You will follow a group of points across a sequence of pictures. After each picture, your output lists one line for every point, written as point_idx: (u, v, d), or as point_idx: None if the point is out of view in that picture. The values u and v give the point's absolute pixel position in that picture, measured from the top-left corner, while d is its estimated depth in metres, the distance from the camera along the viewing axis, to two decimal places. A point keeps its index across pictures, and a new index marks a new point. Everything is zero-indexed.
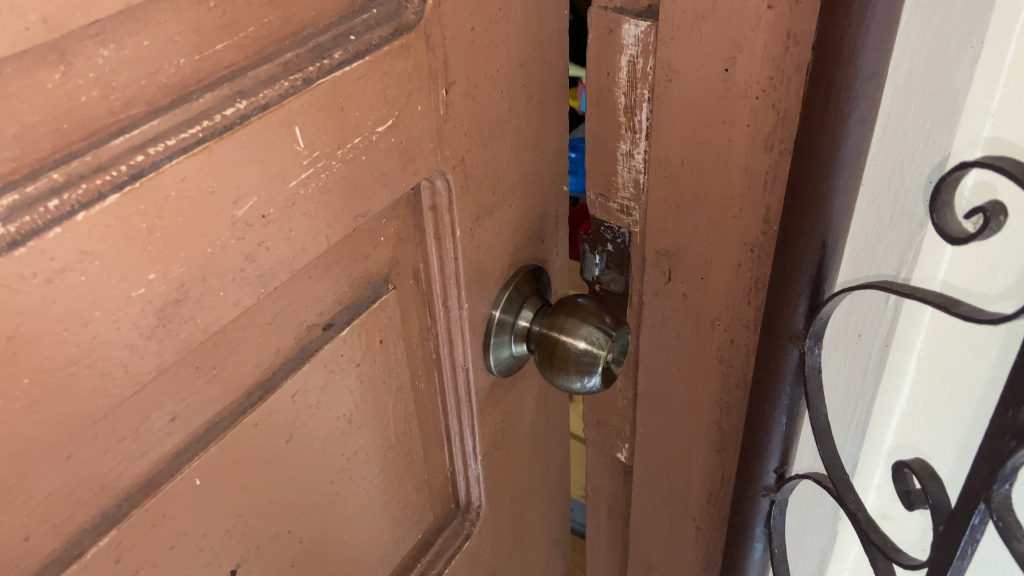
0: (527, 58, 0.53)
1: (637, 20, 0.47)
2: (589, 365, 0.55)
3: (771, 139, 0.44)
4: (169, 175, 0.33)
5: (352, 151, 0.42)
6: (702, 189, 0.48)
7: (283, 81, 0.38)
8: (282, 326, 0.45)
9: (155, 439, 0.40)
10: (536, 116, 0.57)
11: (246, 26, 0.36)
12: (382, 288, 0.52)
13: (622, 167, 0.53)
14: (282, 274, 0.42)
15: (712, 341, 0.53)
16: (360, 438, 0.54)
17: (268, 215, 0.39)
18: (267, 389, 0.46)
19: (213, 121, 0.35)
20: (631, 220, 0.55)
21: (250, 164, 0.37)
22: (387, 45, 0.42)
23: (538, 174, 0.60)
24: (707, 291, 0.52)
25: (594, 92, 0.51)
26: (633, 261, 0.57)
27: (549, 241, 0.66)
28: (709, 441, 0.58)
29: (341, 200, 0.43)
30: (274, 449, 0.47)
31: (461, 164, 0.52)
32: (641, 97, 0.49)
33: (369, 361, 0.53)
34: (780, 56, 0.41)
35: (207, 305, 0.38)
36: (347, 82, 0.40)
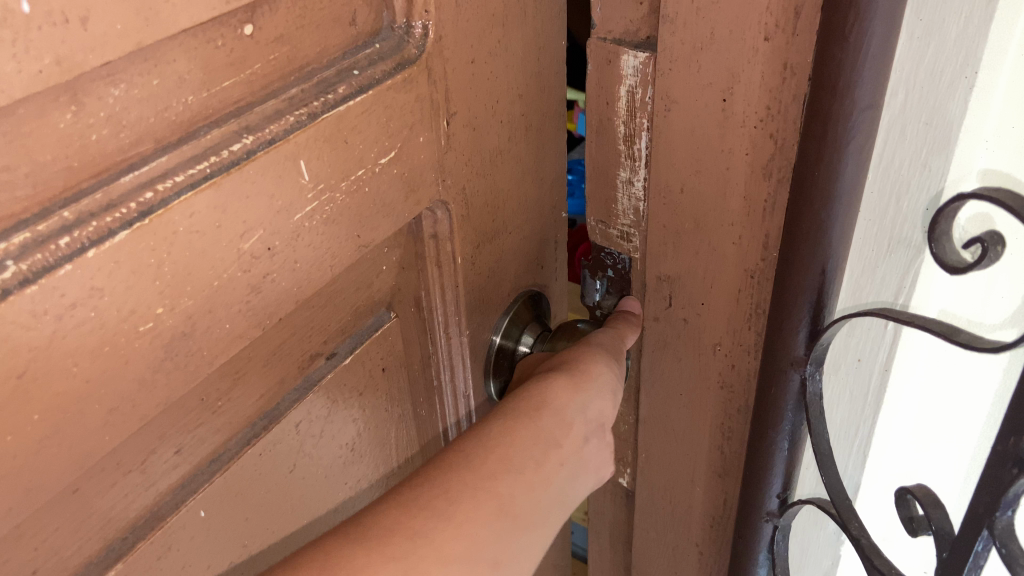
0: (526, 87, 0.54)
1: (636, 51, 0.47)
2: None
3: (769, 166, 0.44)
4: (178, 210, 0.34)
5: (356, 183, 0.43)
6: (702, 216, 0.48)
7: (288, 116, 0.38)
8: (286, 356, 0.45)
9: (161, 472, 0.40)
10: (535, 144, 0.58)
11: (253, 62, 0.36)
12: (385, 317, 0.53)
13: (622, 194, 0.53)
14: (287, 305, 0.42)
15: (713, 366, 0.52)
16: (363, 466, 0.56)
17: (274, 247, 0.40)
18: (271, 419, 0.46)
19: (221, 156, 0.35)
20: (632, 246, 0.54)
21: (257, 198, 0.37)
22: (390, 79, 0.43)
23: (538, 202, 0.61)
24: (707, 317, 0.51)
25: (594, 120, 0.51)
26: (634, 287, 0.55)
27: (549, 267, 0.66)
28: (710, 466, 0.57)
29: (344, 230, 0.44)
30: (277, 478, 0.48)
31: (463, 192, 0.52)
32: (640, 125, 0.49)
33: (371, 390, 0.54)
34: (778, 87, 0.42)
35: (214, 337, 0.38)
36: (352, 116, 0.41)
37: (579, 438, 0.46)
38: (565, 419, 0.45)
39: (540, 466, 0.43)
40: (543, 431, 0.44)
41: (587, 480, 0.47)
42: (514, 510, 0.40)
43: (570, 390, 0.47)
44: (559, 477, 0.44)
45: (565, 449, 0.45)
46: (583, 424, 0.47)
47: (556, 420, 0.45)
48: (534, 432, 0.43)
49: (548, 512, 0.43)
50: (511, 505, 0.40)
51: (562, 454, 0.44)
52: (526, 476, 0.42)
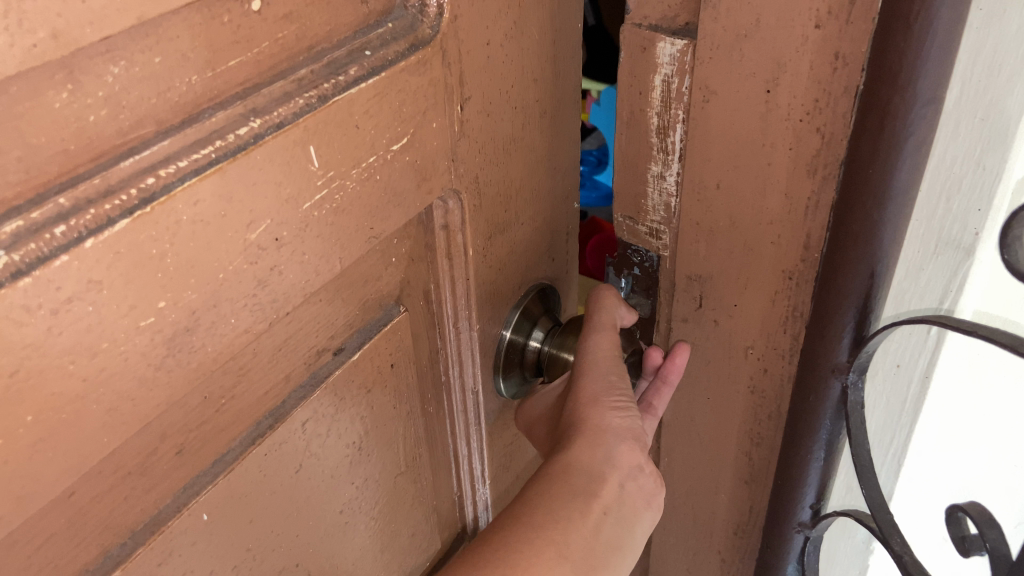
0: (540, 73, 0.51)
1: (674, 38, 0.45)
2: None
3: (814, 163, 0.42)
4: (181, 198, 0.31)
5: (367, 170, 0.40)
6: (739, 214, 0.46)
7: (297, 99, 0.35)
8: (292, 352, 0.43)
9: (162, 474, 0.38)
10: (549, 131, 0.55)
11: (261, 40, 0.33)
12: (394, 310, 0.50)
13: (652, 189, 0.50)
14: (294, 298, 0.40)
15: (743, 370, 0.50)
16: (370, 465, 0.53)
17: (281, 237, 0.37)
18: (276, 418, 0.44)
19: (226, 141, 0.33)
20: (661, 244, 0.51)
21: (264, 186, 0.35)
22: (403, 61, 0.40)
23: (550, 193, 0.58)
24: (740, 319, 0.48)
25: (625, 112, 0.49)
26: (661, 287, 0.53)
27: (560, 260, 0.63)
28: (736, 473, 0.54)
29: (355, 220, 0.41)
30: (283, 479, 0.45)
31: (475, 182, 0.50)
32: (675, 117, 0.47)
33: (380, 387, 0.51)
34: (827, 78, 0.40)
35: (218, 332, 0.36)
36: (363, 99, 0.38)
37: (623, 482, 0.46)
38: (598, 470, 0.46)
39: (586, 518, 0.43)
40: (577, 483, 0.44)
41: (646, 520, 0.47)
42: (573, 555, 0.42)
43: (592, 441, 0.47)
44: (609, 523, 0.44)
45: (606, 498, 0.45)
46: (622, 469, 0.47)
47: (588, 473, 0.45)
48: (566, 490, 0.44)
49: (610, 558, 0.44)
50: (569, 549, 0.42)
51: (605, 502, 0.45)
52: (576, 526, 0.43)
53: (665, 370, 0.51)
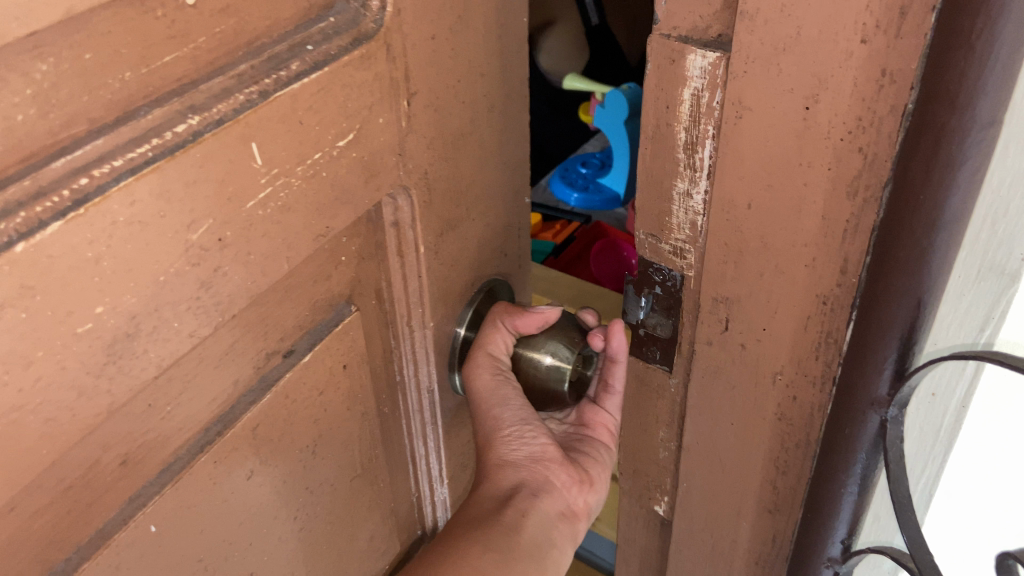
0: (488, 67, 0.50)
1: (705, 50, 0.43)
2: (557, 379, 0.56)
3: (855, 184, 0.40)
4: (117, 198, 0.30)
5: (313, 167, 0.39)
6: (772, 235, 0.44)
7: (237, 94, 0.34)
8: (239, 356, 0.41)
9: (106, 485, 0.36)
10: (500, 127, 0.53)
11: (197, 35, 0.32)
12: (345, 310, 0.48)
13: (677, 207, 0.48)
14: (240, 301, 0.38)
15: (771, 397, 0.48)
16: (325, 468, 0.51)
17: (225, 238, 0.35)
18: (225, 424, 0.42)
19: (164, 138, 0.31)
20: (686, 263, 0.49)
21: (204, 185, 0.33)
22: (346, 56, 0.39)
23: (502, 187, 0.56)
24: (769, 343, 0.46)
25: (651, 126, 0.46)
26: (684, 306, 0.50)
27: (512, 254, 0.61)
28: (760, 502, 0.52)
29: (301, 220, 0.40)
30: (234, 486, 0.43)
31: (425, 177, 0.48)
32: (705, 132, 0.44)
33: (334, 388, 0.49)
34: (871, 95, 0.37)
35: (161, 337, 0.34)
36: (307, 94, 0.37)
37: (535, 497, 0.54)
38: (507, 491, 0.54)
39: (502, 524, 0.51)
40: (486, 498, 0.54)
41: (561, 526, 0.55)
42: (495, 547, 0.50)
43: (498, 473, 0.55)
44: (525, 526, 0.52)
45: (520, 507, 0.53)
46: (532, 486, 0.55)
47: (498, 496, 0.54)
48: (479, 513, 0.52)
49: (532, 557, 0.51)
50: (492, 542, 0.50)
51: (518, 513, 0.53)
52: (493, 530, 0.51)
53: (610, 350, 0.54)
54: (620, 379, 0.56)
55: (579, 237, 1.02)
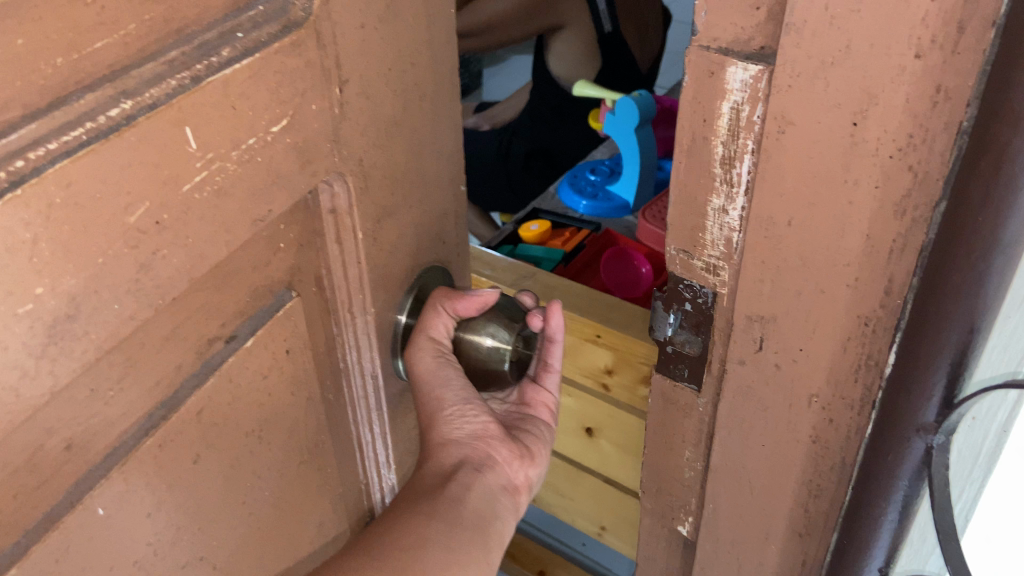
0: (418, 56, 0.47)
1: (747, 63, 0.41)
2: (498, 362, 0.55)
3: (904, 203, 0.39)
4: (53, 180, 0.28)
5: (247, 153, 0.36)
6: (812, 253, 0.42)
7: (169, 80, 0.32)
8: (181, 341, 0.39)
9: (53, 469, 0.34)
10: (433, 115, 0.50)
11: (126, 23, 0.30)
12: (286, 295, 0.46)
13: (712, 223, 0.46)
14: (181, 284, 0.36)
15: (805, 419, 0.47)
16: (272, 452, 0.47)
17: (162, 221, 0.33)
18: (170, 408, 0.39)
19: (97, 123, 0.29)
20: (719, 280, 0.47)
21: (141, 167, 0.31)
22: (277, 43, 0.37)
23: (438, 175, 0.53)
24: (807, 364, 0.45)
25: (685, 139, 0.45)
26: (716, 325, 0.48)
27: (452, 241, 0.58)
28: (791, 525, 0.52)
29: (238, 204, 0.37)
30: (180, 471, 0.40)
31: (361, 165, 0.45)
32: (743, 147, 0.43)
33: (277, 373, 0.46)
34: (926, 111, 0.36)
35: (102, 318, 0.32)
36: (239, 81, 0.35)
37: (479, 474, 0.54)
38: (451, 470, 0.53)
39: (443, 500, 0.51)
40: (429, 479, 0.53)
41: (503, 502, 0.54)
42: (439, 518, 0.49)
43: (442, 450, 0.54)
44: (470, 498, 0.52)
45: (462, 483, 0.52)
46: (474, 463, 0.54)
47: (444, 473, 0.53)
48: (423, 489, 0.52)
49: (475, 530, 0.51)
50: (437, 514, 0.49)
51: (460, 487, 0.52)
52: (437, 505, 0.50)
53: (549, 331, 0.58)
54: (559, 357, 0.60)
55: (589, 243, 0.97)
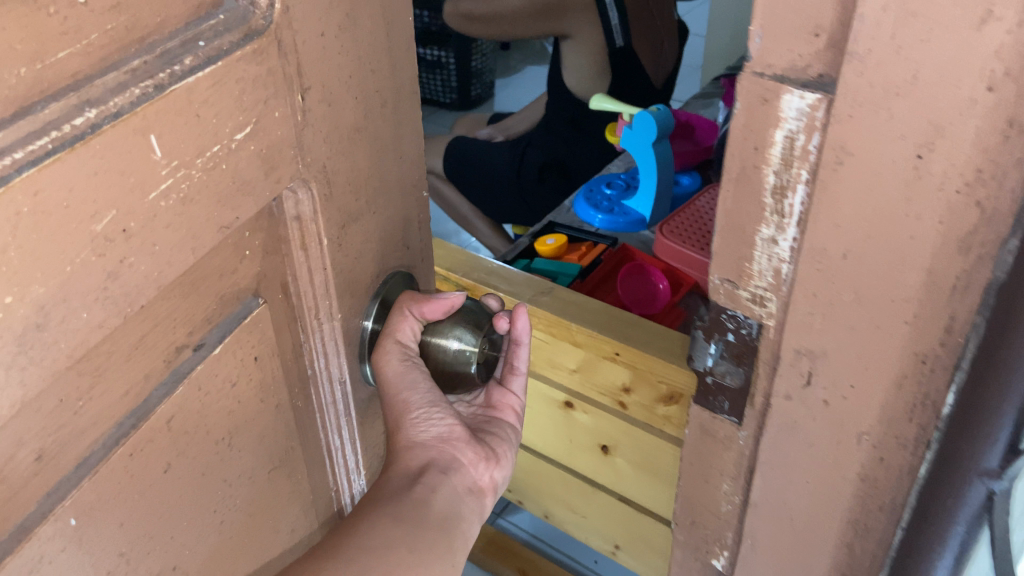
0: (379, 63, 0.46)
1: (804, 91, 0.40)
2: (464, 364, 0.56)
3: (968, 241, 0.38)
4: (21, 189, 0.27)
5: (212, 160, 0.35)
6: (867, 288, 0.41)
7: (133, 88, 0.31)
8: (149, 350, 0.37)
9: (20, 482, 0.32)
10: (393, 122, 0.50)
11: (89, 32, 0.29)
12: (254, 303, 0.44)
13: (760, 254, 0.45)
14: (148, 292, 0.34)
15: (852, 457, 0.46)
16: (242, 459, 0.46)
17: (129, 229, 0.32)
18: (139, 417, 0.38)
19: (62, 132, 0.28)
20: (765, 311, 0.46)
21: (108, 175, 0.30)
22: (239, 51, 0.35)
23: (400, 182, 0.53)
24: (857, 402, 0.44)
25: (734, 167, 0.44)
26: (761, 358, 0.47)
27: (415, 248, 0.57)
28: (834, 564, 0.52)
29: (204, 211, 0.36)
30: (150, 480, 0.39)
31: (324, 170, 0.45)
32: (796, 177, 0.42)
33: (246, 381, 0.45)
34: (995, 147, 0.35)
35: (71, 327, 0.31)
36: (203, 89, 0.34)
37: (443, 476, 0.54)
38: (415, 473, 0.54)
39: (409, 503, 0.51)
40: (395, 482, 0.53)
41: (467, 503, 0.55)
42: (406, 519, 0.49)
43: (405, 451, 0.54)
44: (435, 500, 0.52)
45: (427, 485, 0.53)
46: (439, 466, 0.55)
47: (409, 475, 0.54)
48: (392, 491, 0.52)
49: (442, 530, 0.51)
50: (405, 518, 0.49)
51: (426, 490, 0.52)
52: (403, 509, 0.50)
53: (516, 333, 0.60)
54: (524, 360, 0.62)
55: (606, 259, 0.97)
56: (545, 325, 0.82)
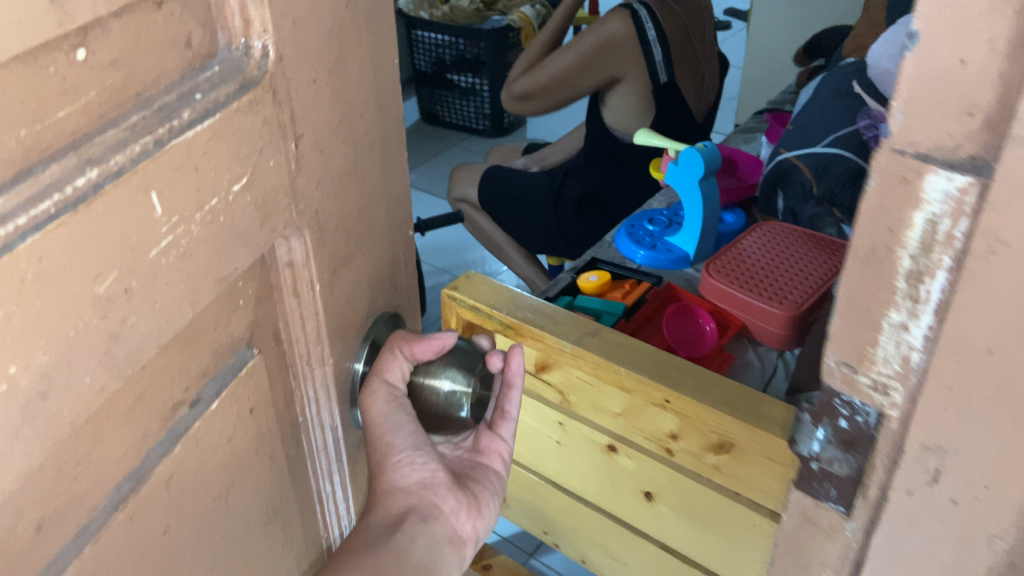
0: (364, 108, 0.56)
1: (952, 173, 0.36)
2: (456, 400, 0.67)
3: None
4: (23, 254, 0.31)
5: (211, 214, 0.42)
6: (1013, 389, 0.38)
7: (133, 145, 0.36)
8: (145, 407, 0.42)
9: (21, 551, 0.36)
10: (380, 160, 0.60)
11: (86, 90, 0.34)
12: (248, 354, 0.52)
13: (887, 339, 0.42)
14: (149, 349, 0.40)
15: (977, 559, 0.44)
16: (234, 510, 0.52)
17: (131, 288, 0.37)
18: (138, 479, 0.43)
19: (64, 193, 0.33)
20: (888, 400, 0.43)
21: (107, 234, 0.35)
22: (236, 101, 0.42)
23: (389, 223, 0.64)
24: (990, 504, 0.42)
25: (863, 247, 0.41)
26: (879, 450, 0.45)
27: (402, 287, 0.69)
28: None
29: (203, 263, 0.42)
30: (149, 542, 0.44)
31: (316, 217, 0.53)
32: (937, 263, 0.38)
33: (241, 432, 0.52)
34: None
35: (71, 394, 0.35)
36: (200, 141, 0.40)
37: (422, 525, 0.65)
38: (395, 522, 0.64)
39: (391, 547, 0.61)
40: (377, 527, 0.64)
41: (443, 550, 0.66)
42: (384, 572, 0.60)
43: (388, 493, 0.65)
44: (413, 549, 0.63)
45: (409, 529, 0.64)
46: (419, 516, 0.65)
47: (392, 526, 0.64)
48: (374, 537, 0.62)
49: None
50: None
51: (404, 534, 0.63)
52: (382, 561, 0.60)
53: (508, 374, 0.72)
54: (515, 403, 0.74)
55: None
56: (593, 366, 0.96)
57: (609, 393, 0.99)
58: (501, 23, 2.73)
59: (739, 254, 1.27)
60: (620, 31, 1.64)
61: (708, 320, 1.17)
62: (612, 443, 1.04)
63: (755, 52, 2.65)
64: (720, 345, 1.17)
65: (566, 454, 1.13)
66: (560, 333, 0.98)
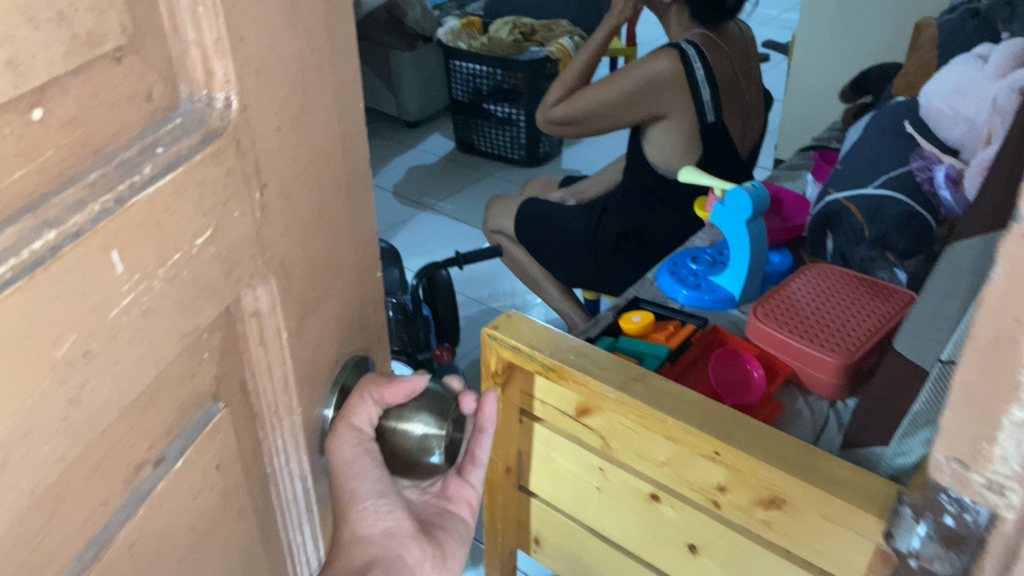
0: (332, 152, 0.54)
1: None
2: (428, 445, 0.64)
3: None
4: None
5: (173, 268, 0.40)
6: None
7: (92, 205, 0.35)
8: (108, 470, 0.41)
9: None
10: (348, 206, 0.58)
11: (44, 149, 0.33)
12: (213, 409, 0.50)
13: (1006, 437, 0.41)
14: (110, 412, 0.39)
15: None
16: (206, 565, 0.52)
17: (90, 351, 0.36)
18: (102, 545, 0.42)
19: (22, 258, 0.31)
20: (1005, 499, 0.44)
21: (66, 299, 0.34)
22: (198, 154, 0.40)
23: (359, 263, 0.61)
24: None
25: (988, 337, 0.40)
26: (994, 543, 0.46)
27: (372, 329, 0.67)
28: None
29: (166, 320, 0.41)
30: None
31: (282, 265, 0.51)
32: None
33: (208, 489, 0.51)
34: None
35: (29, 463, 0.34)
36: (163, 197, 0.38)
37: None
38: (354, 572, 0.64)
39: None
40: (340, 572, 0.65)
41: None
42: None
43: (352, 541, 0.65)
44: None
45: None
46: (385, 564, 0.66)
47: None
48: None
49: None
50: None
51: None
52: None
53: (483, 419, 0.74)
54: (485, 450, 0.75)
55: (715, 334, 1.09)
56: (638, 416, 0.93)
57: (654, 442, 0.98)
58: (540, 53, 2.76)
59: (789, 297, 1.28)
60: (667, 68, 1.63)
61: (756, 367, 1.19)
62: (654, 491, 1.04)
63: (801, 82, 2.61)
64: (769, 394, 1.18)
65: (607, 500, 1.13)
66: (603, 378, 0.96)
